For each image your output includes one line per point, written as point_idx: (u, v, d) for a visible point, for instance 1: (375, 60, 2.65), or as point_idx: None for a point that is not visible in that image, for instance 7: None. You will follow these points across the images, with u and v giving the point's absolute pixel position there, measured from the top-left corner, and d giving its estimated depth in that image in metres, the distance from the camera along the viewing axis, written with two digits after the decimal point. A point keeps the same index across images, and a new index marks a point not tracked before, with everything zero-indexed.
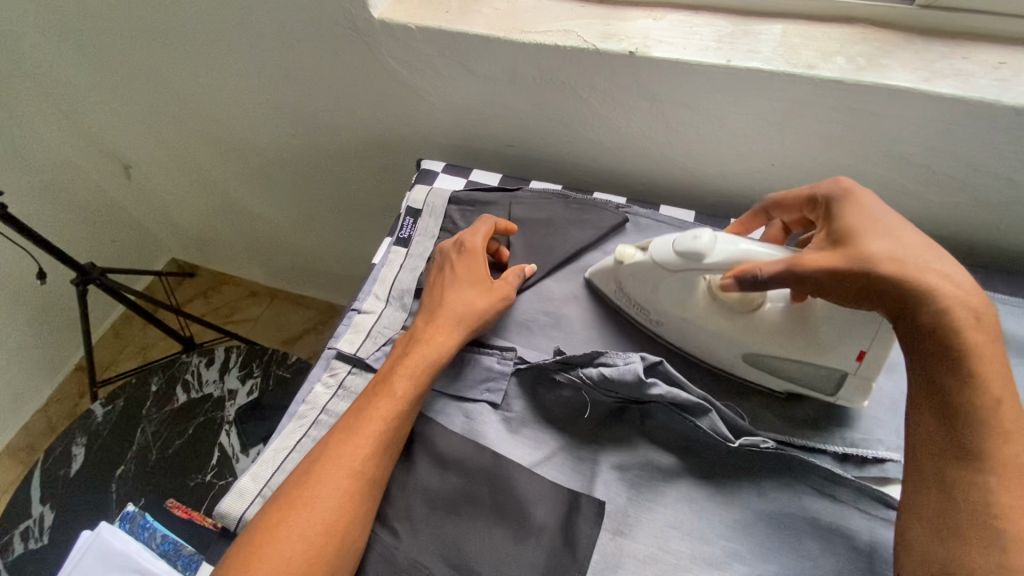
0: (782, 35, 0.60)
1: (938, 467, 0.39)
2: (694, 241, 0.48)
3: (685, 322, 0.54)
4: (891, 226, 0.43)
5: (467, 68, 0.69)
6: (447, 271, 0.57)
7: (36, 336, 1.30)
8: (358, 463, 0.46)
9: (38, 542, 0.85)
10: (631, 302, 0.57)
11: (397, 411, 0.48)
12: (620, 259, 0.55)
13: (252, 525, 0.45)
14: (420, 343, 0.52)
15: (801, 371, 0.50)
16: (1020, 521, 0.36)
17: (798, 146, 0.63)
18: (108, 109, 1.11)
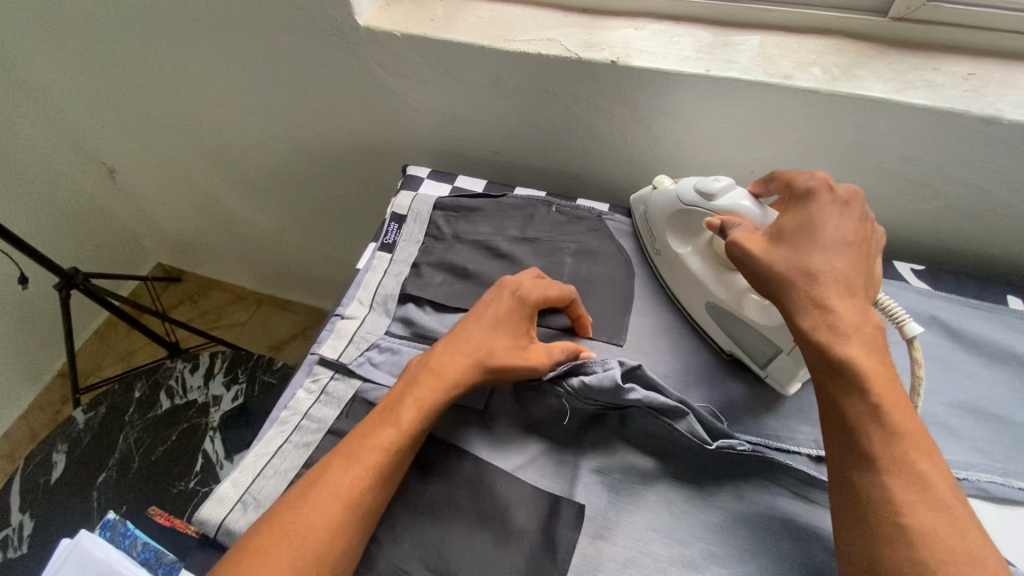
0: (761, 46, 0.61)
1: (843, 467, 0.40)
2: (713, 182, 0.53)
3: (678, 261, 0.58)
4: (800, 241, 0.46)
5: (452, 75, 0.70)
6: (489, 300, 0.55)
7: (18, 341, 1.28)
8: (356, 495, 0.44)
9: (17, 551, 0.84)
10: (650, 230, 0.62)
11: (401, 443, 0.47)
12: (657, 184, 0.61)
13: (232, 554, 0.42)
14: (432, 375, 0.50)
15: (751, 337, 0.53)
16: (922, 518, 0.37)
17: (777, 154, 0.64)
18: (93, 113, 1.10)
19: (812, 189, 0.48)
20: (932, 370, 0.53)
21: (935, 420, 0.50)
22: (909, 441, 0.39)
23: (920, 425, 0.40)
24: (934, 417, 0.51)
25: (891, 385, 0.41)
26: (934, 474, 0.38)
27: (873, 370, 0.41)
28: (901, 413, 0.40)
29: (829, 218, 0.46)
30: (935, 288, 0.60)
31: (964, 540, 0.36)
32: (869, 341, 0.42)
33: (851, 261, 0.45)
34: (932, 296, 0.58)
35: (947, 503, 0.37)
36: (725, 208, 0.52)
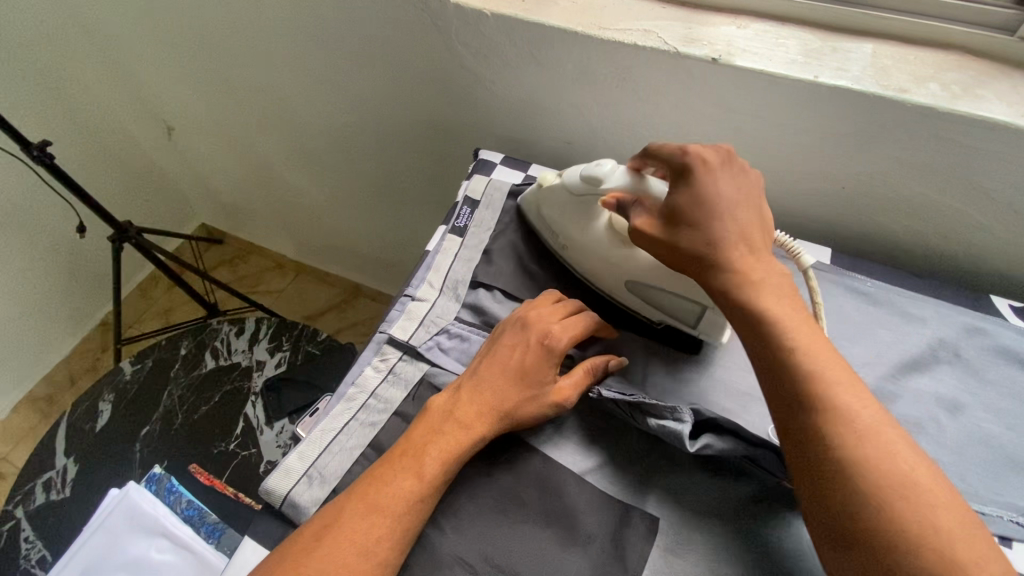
0: (873, 56, 0.58)
1: (782, 421, 0.40)
2: (597, 167, 0.54)
3: (584, 250, 0.58)
4: (695, 212, 0.46)
5: (537, 60, 0.68)
6: (521, 348, 0.50)
7: (65, 287, 1.31)
8: (373, 542, 0.41)
9: (60, 494, 0.85)
10: (545, 226, 0.61)
11: (421, 494, 0.44)
12: (541, 183, 0.60)
13: (272, 555, 0.42)
14: (456, 425, 0.47)
15: (673, 299, 0.54)
16: (876, 468, 0.36)
17: (877, 172, 0.61)
18: (158, 69, 1.11)
19: (693, 158, 0.48)
20: None
21: None
22: (832, 379, 0.39)
23: (838, 359, 0.41)
24: None
25: (807, 326, 0.42)
26: (862, 403, 0.39)
27: (791, 321, 0.42)
28: (821, 351, 0.41)
29: (720, 180, 0.47)
30: None
31: (899, 461, 0.37)
32: (784, 292, 0.44)
33: (747, 216, 0.47)
34: None
35: (875, 428, 0.38)
36: (617, 187, 0.53)
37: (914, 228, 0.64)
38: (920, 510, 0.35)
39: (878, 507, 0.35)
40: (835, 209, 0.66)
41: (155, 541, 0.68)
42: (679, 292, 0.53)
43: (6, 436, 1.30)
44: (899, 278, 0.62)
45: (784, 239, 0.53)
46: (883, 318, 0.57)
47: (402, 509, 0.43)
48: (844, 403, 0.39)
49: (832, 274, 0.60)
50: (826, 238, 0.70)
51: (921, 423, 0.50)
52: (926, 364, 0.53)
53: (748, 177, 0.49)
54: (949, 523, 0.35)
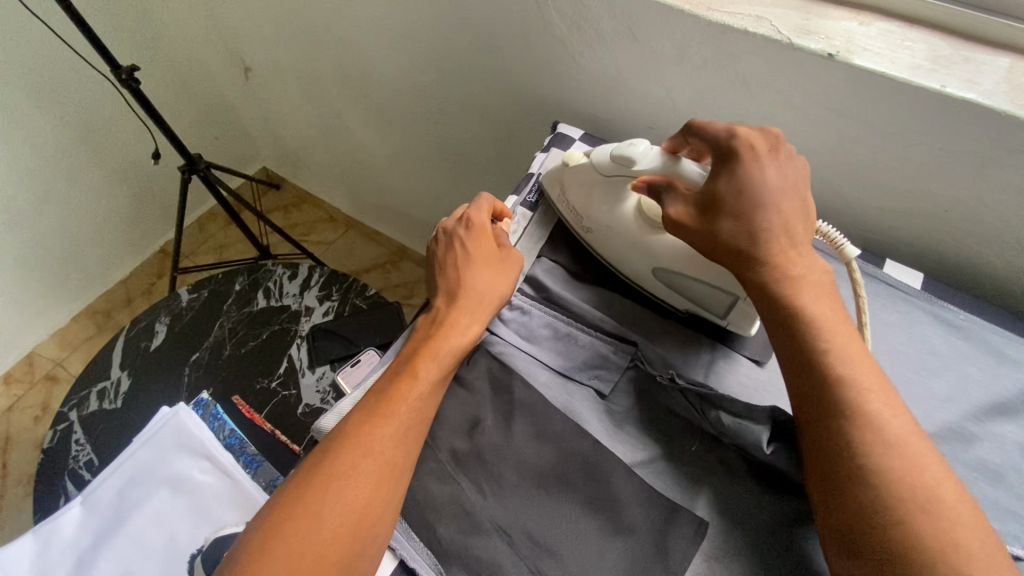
0: (1009, 71, 0.53)
1: (811, 421, 0.42)
2: (630, 147, 0.52)
3: (610, 234, 0.57)
4: (736, 202, 0.46)
5: (634, 36, 0.65)
6: (458, 248, 0.55)
7: (132, 210, 1.36)
8: (389, 450, 0.45)
9: (113, 404, 0.90)
10: (567, 206, 0.60)
11: (423, 394, 0.47)
12: (568, 161, 0.59)
13: (304, 471, 0.45)
14: (442, 328, 0.51)
15: (705, 290, 0.53)
16: (900, 484, 0.37)
17: (989, 199, 0.56)
18: (244, 7, 1.12)
19: (741, 141, 0.47)
20: None
21: None
22: (863, 383, 0.41)
23: (865, 362, 0.42)
24: None
25: (842, 328, 0.44)
26: (888, 409, 0.40)
27: (830, 319, 0.44)
28: (855, 358, 0.42)
29: (767, 167, 0.47)
30: None
31: (926, 473, 0.38)
32: (816, 290, 0.45)
33: (789, 209, 0.47)
34: None
35: (904, 437, 0.39)
36: (648, 170, 0.52)
37: (1015, 261, 0.60)
38: (941, 532, 0.36)
39: (901, 527, 0.36)
40: (932, 231, 0.62)
41: (198, 463, 0.71)
42: (711, 279, 0.52)
43: (64, 343, 1.37)
44: (992, 314, 0.58)
45: (828, 231, 0.54)
46: (973, 355, 0.53)
47: (405, 408, 0.46)
48: (875, 410, 0.40)
49: (921, 301, 0.56)
50: (915, 262, 0.66)
51: (998, 471, 0.47)
52: (1015, 410, 0.50)
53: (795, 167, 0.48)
54: (970, 542, 0.36)
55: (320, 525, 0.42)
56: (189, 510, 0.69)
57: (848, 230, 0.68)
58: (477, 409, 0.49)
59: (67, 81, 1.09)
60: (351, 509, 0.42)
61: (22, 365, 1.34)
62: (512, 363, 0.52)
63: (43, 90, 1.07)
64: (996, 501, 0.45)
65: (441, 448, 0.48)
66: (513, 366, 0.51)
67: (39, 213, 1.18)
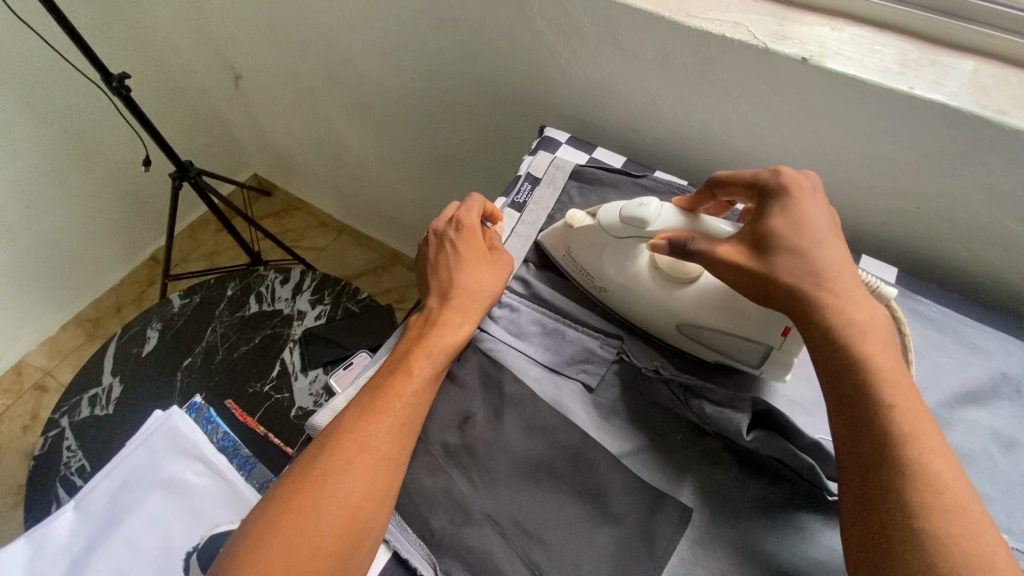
0: (973, 73, 0.55)
1: (857, 470, 0.38)
2: (641, 208, 0.53)
3: (629, 294, 0.55)
4: (793, 239, 0.45)
5: (617, 42, 0.67)
6: (450, 249, 0.56)
7: (122, 217, 1.36)
8: (383, 444, 0.46)
9: (104, 410, 0.90)
10: (576, 267, 0.58)
11: (417, 392, 0.48)
12: (569, 224, 0.57)
13: (298, 468, 0.45)
14: (435, 326, 0.52)
15: (731, 342, 0.52)
16: (948, 551, 0.34)
17: (958, 196, 0.59)
18: (234, 16, 1.13)
19: (788, 179, 0.47)
20: None
21: None
22: (923, 440, 0.38)
23: (927, 420, 0.39)
24: None
25: (904, 382, 0.40)
26: (949, 472, 0.37)
27: (888, 366, 0.40)
28: (914, 411, 0.39)
29: (815, 209, 0.46)
30: None
31: (981, 542, 0.34)
32: (879, 338, 0.42)
33: (841, 254, 0.45)
34: None
35: (963, 504, 0.36)
36: (666, 228, 0.52)
37: (987, 257, 0.62)
38: None
39: None
40: (907, 227, 0.64)
41: (192, 465, 0.71)
42: (742, 332, 0.51)
43: (53, 351, 1.36)
44: (965, 307, 0.60)
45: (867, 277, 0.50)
46: (946, 346, 0.55)
47: (399, 405, 0.47)
48: (936, 470, 0.36)
49: (896, 295, 0.58)
50: (891, 258, 0.68)
51: (971, 456, 0.49)
52: (986, 397, 0.52)
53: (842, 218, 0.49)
54: None
55: (311, 523, 0.42)
56: (184, 512, 0.69)
57: None
58: (468, 404, 0.51)
59: (57, 89, 1.10)
60: (344, 505, 0.43)
61: (10, 374, 1.33)
62: (502, 359, 0.53)
63: (33, 98, 1.07)
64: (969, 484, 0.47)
65: (433, 441, 0.49)
66: (503, 362, 0.53)
67: (29, 220, 1.18)
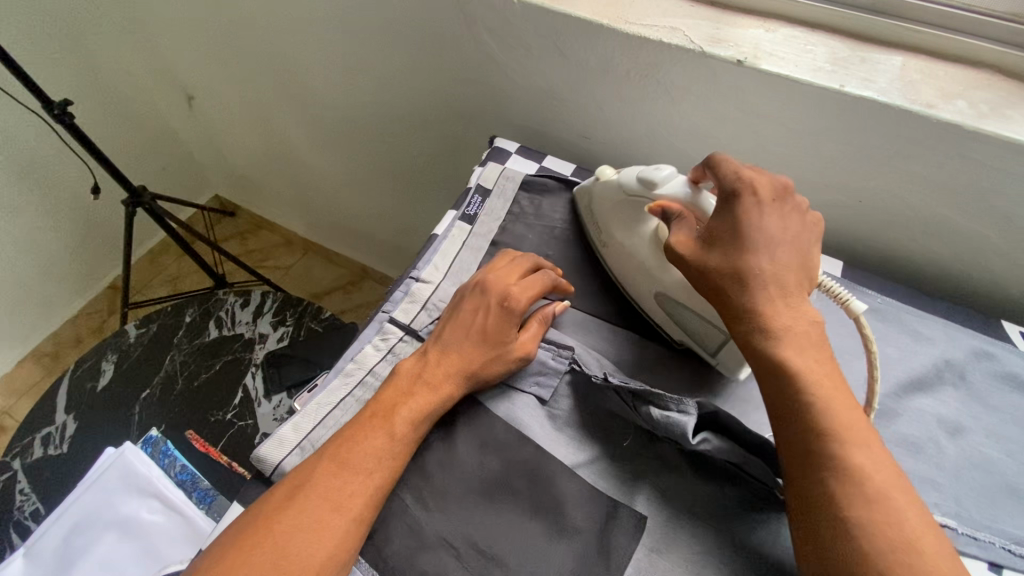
0: (902, 69, 0.57)
1: (794, 471, 0.40)
2: (655, 171, 0.51)
3: (625, 254, 0.56)
4: (729, 242, 0.45)
5: (560, 51, 0.67)
6: (473, 307, 0.53)
7: (77, 246, 1.32)
8: (348, 500, 0.43)
9: (58, 449, 0.87)
10: (593, 221, 0.60)
11: (394, 453, 0.45)
12: (598, 177, 0.58)
13: (252, 511, 0.44)
14: (426, 385, 0.48)
15: (696, 322, 0.52)
16: (876, 539, 0.36)
17: (898, 188, 0.60)
18: (182, 36, 1.11)
19: (745, 187, 0.46)
20: None
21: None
22: (847, 434, 0.39)
23: (852, 413, 0.40)
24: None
25: (826, 381, 0.41)
26: (872, 463, 0.38)
27: (815, 369, 0.41)
28: (842, 408, 0.40)
29: (763, 215, 0.45)
30: None
31: (905, 528, 0.36)
32: (803, 342, 0.42)
33: (784, 256, 0.44)
34: None
35: (885, 494, 0.37)
36: (669, 196, 0.50)
37: (930, 247, 0.63)
38: None
39: None
40: (851, 222, 0.65)
41: (148, 502, 0.69)
42: (705, 313, 0.50)
43: (9, 389, 1.31)
44: (910, 297, 0.61)
45: (831, 284, 0.48)
46: (892, 336, 0.56)
47: (373, 466, 0.44)
48: (858, 462, 0.38)
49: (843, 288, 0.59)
50: (839, 251, 0.69)
51: (920, 444, 0.49)
52: (931, 384, 0.53)
53: (801, 219, 0.46)
54: None
55: None
56: (141, 552, 0.67)
57: None
58: None
59: None
60: (300, 562, 0.41)
61: None
62: None
63: None
64: (918, 472, 0.48)
65: None
66: None
67: None
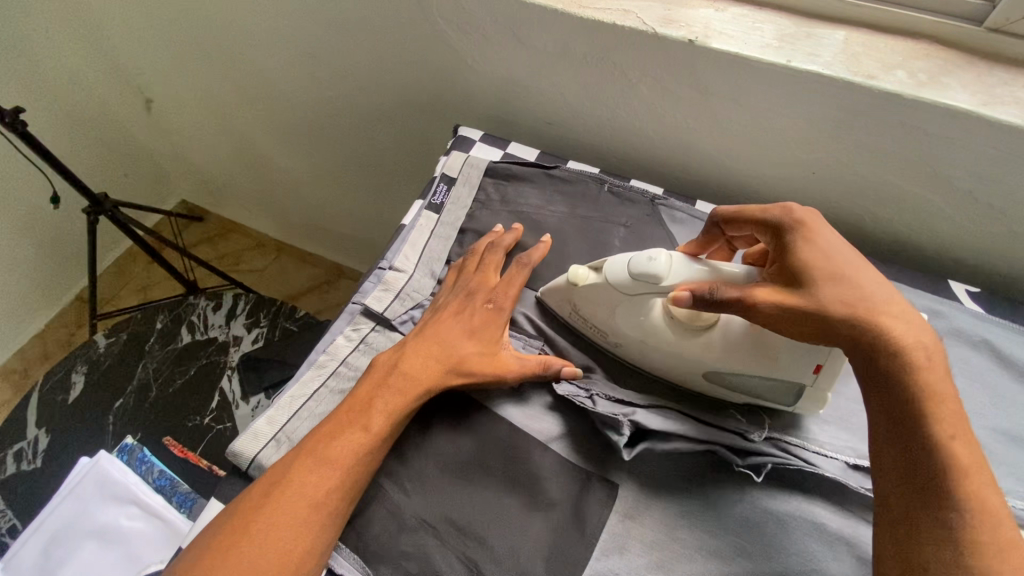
0: (845, 43, 0.59)
1: (920, 507, 0.36)
2: (651, 262, 0.47)
3: (645, 344, 0.51)
4: (832, 269, 0.43)
5: (517, 38, 0.68)
6: (459, 301, 0.54)
7: (39, 259, 1.29)
8: (323, 494, 0.43)
9: (32, 464, 0.86)
10: (584, 320, 0.54)
11: (369, 446, 0.45)
12: (573, 281, 0.52)
13: (228, 509, 0.43)
14: (403, 376, 0.48)
15: (760, 384, 0.48)
16: None
17: (847, 159, 0.62)
18: (135, 37, 1.08)
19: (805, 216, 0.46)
20: (978, 395, 0.52)
21: (976, 444, 0.49)
22: (977, 471, 0.36)
23: (979, 450, 0.37)
24: None
25: (961, 416, 0.38)
26: (1002, 507, 0.35)
27: (946, 398, 0.38)
28: (968, 442, 0.37)
29: (841, 240, 0.45)
30: (990, 313, 0.58)
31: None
32: (940, 366, 0.39)
33: (880, 280, 0.43)
34: (988, 319, 0.56)
35: (1016, 540, 0.34)
36: (683, 280, 0.47)
37: (879, 214, 0.66)
38: None
39: None
40: (805, 193, 0.67)
41: (126, 509, 0.69)
42: (774, 372, 0.47)
43: None
44: None
45: None
46: None
47: (351, 462, 0.44)
48: (989, 502, 0.35)
49: None
50: None
51: None
52: None
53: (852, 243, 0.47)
54: None
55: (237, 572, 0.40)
56: (121, 559, 0.66)
57: (737, 200, 0.73)
58: None
59: None
60: (274, 558, 0.40)
61: None
62: None
63: None
64: None
65: None
66: None
67: None
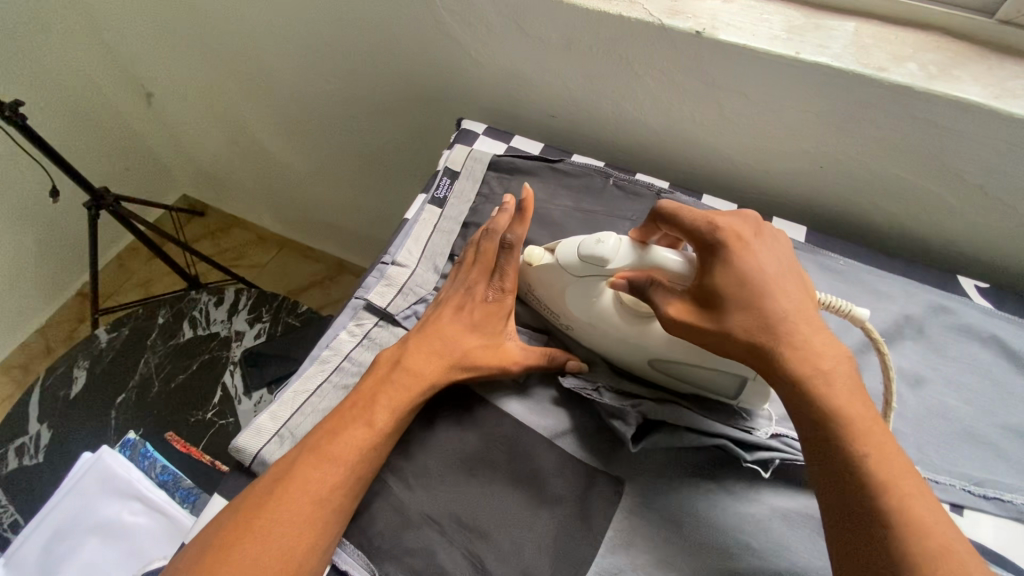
0: (855, 34, 0.58)
1: (847, 528, 0.36)
2: (595, 246, 0.47)
3: (593, 327, 0.51)
4: (740, 291, 0.41)
5: (521, 30, 0.67)
6: (460, 294, 0.53)
7: (40, 253, 1.28)
8: (326, 491, 0.42)
9: (33, 459, 0.85)
10: (539, 301, 0.55)
11: (373, 442, 0.45)
12: (526, 261, 0.53)
13: (231, 505, 0.43)
14: (407, 373, 0.48)
15: (700, 372, 0.48)
16: None
17: (855, 152, 0.61)
18: (135, 29, 1.07)
19: (726, 232, 0.43)
20: (986, 391, 0.51)
21: (984, 440, 0.49)
22: (902, 483, 0.35)
23: (904, 457, 0.37)
24: (982, 437, 0.49)
25: (877, 428, 0.37)
26: (930, 515, 0.35)
27: (861, 415, 0.38)
28: (891, 452, 0.37)
29: (760, 255, 0.42)
30: (998, 308, 0.57)
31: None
32: (847, 382, 0.39)
33: (795, 297, 0.41)
34: (996, 315, 0.56)
35: (951, 547, 0.33)
36: (624, 266, 0.47)
37: (887, 208, 0.65)
38: None
39: None
40: (813, 187, 0.67)
41: (129, 505, 0.69)
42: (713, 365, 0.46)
43: None
44: (870, 257, 0.63)
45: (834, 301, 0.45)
46: (855, 295, 0.58)
47: (354, 458, 0.44)
48: (918, 512, 0.34)
49: (806, 252, 0.61)
50: (803, 217, 0.71)
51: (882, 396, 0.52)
52: (893, 339, 0.55)
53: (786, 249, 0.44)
54: None
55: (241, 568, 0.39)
56: (124, 554, 0.66)
57: (743, 194, 0.72)
58: None
59: None
60: (278, 555, 0.40)
61: None
62: None
63: None
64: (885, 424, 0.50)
65: None
66: None
67: None
